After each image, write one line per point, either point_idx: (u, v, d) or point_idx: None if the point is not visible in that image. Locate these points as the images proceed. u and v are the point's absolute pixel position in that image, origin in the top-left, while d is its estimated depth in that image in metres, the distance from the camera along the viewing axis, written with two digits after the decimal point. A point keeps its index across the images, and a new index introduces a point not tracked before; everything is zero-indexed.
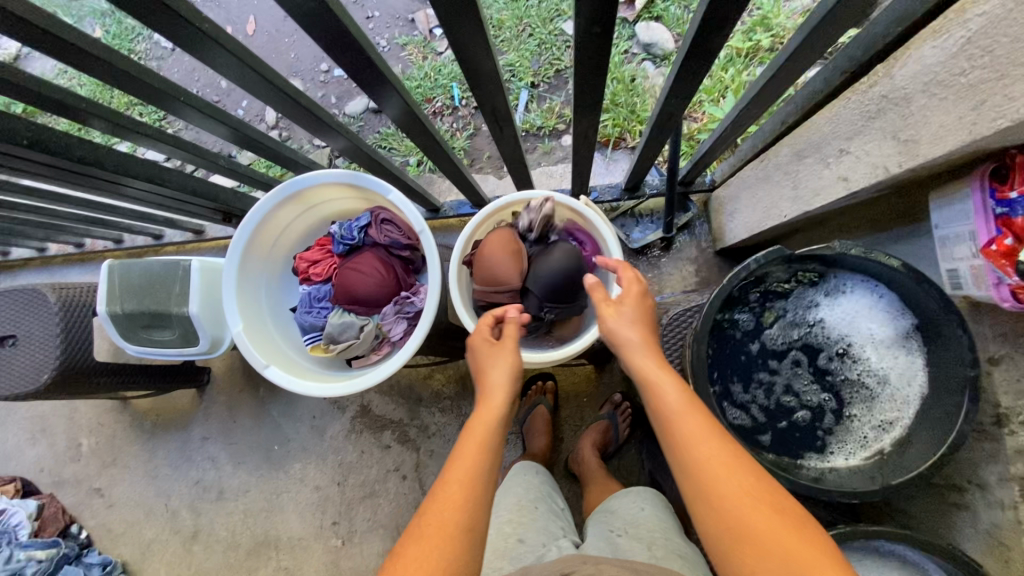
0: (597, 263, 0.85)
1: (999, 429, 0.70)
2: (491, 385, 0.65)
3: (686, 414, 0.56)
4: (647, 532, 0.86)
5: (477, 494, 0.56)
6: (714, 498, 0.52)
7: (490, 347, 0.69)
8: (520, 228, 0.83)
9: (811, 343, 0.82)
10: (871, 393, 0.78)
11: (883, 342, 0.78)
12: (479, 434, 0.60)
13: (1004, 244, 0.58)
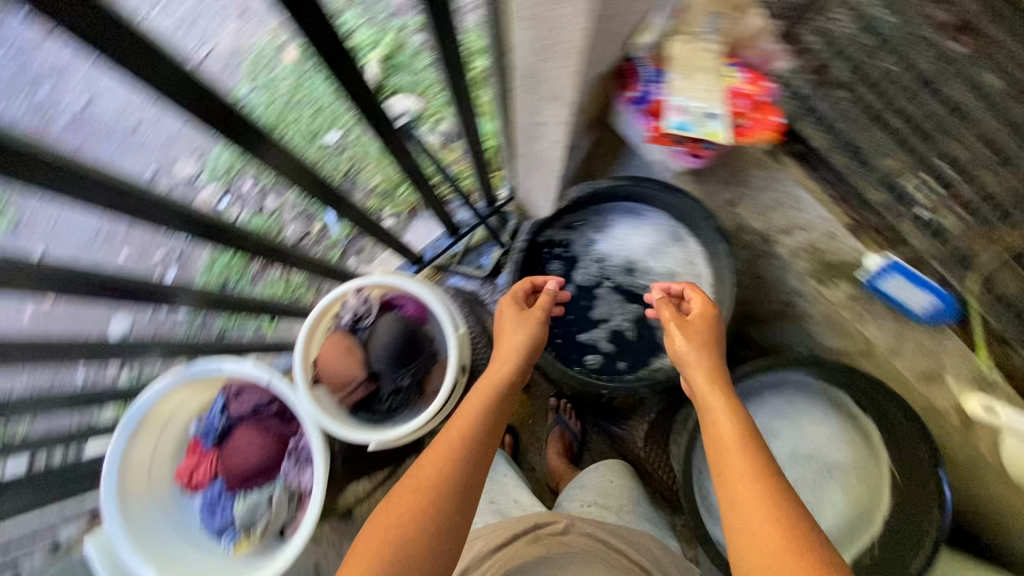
0: (428, 316, 0.90)
1: (768, 246, 0.85)
2: (505, 350, 0.73)
3: (732, 433, 0.59)
4: (615, 500, 0.90)
5: (482, 435, 0.63)
6: (735, 513, 0.54)
7: (518, 320, 0.76)
8: (347, 325, 0.86)
9: (608, 272, 0.92)
10: (671, 284, 0.89)
11: (657, 241, 0.90)
12: (491, 396, 0.68)
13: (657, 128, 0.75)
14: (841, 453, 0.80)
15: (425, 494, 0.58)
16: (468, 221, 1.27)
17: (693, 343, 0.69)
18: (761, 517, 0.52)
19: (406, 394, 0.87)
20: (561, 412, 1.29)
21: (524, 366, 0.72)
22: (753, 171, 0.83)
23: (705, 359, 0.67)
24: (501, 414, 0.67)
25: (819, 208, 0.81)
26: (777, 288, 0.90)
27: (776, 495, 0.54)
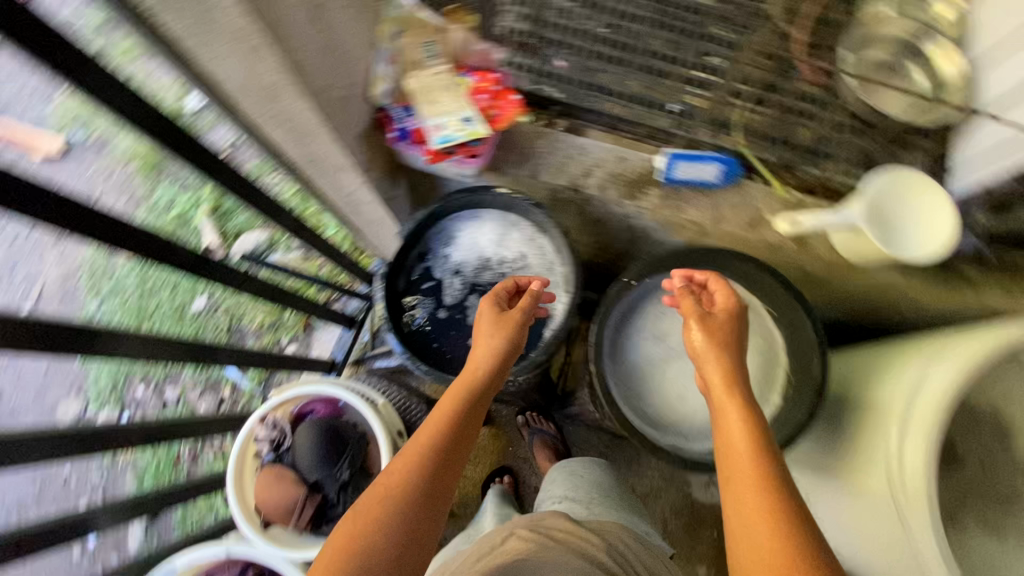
0: (341, 404, 0.92)
1: (580, 193, 0.93)
2: (480, 353, 0.72)
3: (752, 449, 0.58)
4: (585, 494, 0.93)
5: (456, 434, 0.63)
6: (739, 533, 0.54)
7: (497, 322, 0.74)
8: (270, 455, 0.88)
9: (471, 278, 0.94)
10: (527, 260, 0.93)
11: (501, 236, 0.95)
12: (465, 396, 0.67)
13: (427, 153, 0.81)
14: None
15: (397, 496, 0.56)
16: (360, 310, 1.35)
17: (709, 335, 0.68)
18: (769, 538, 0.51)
19: (357, 484, 0.88)
20: (532, 423, 1.37)
21: (495, 369, 0.71)
22: (537, 143, 0.93)
23: (723, 360, 0.66)
24: (475, 414, 0.66)
25: (599, 145, 0.93)
26: (616, 223, 1.00)
27: (790, 515, 0.53)
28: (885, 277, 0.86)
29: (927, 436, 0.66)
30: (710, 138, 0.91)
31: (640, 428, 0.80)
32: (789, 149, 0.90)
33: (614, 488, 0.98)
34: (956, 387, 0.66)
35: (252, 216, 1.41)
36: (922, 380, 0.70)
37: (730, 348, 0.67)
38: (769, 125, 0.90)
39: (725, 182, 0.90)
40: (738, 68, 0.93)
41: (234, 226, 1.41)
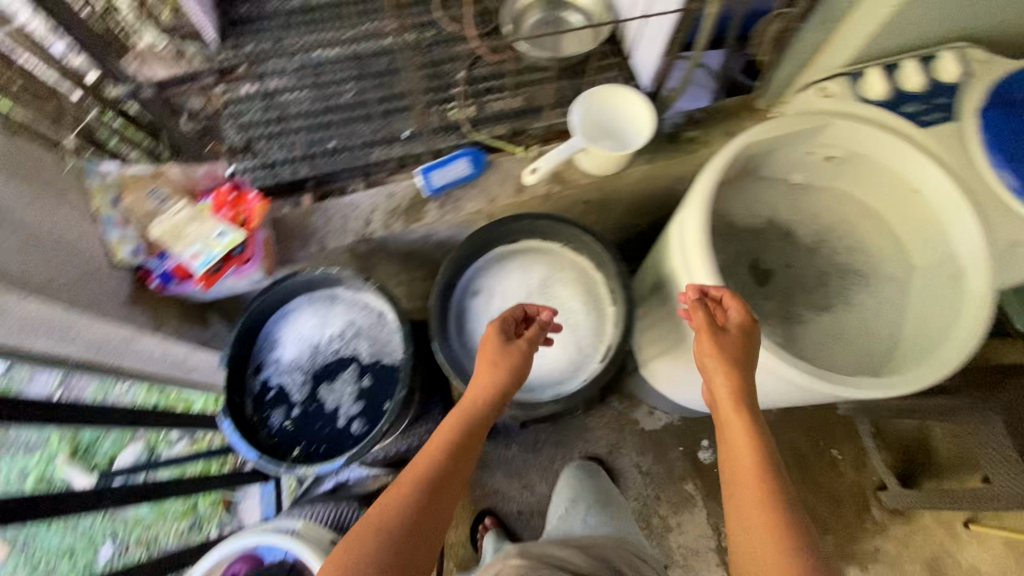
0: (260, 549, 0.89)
1: (373, 241, 0.99)
2: (479, 384, 0.73)
3: (745, 450, 0.63)
4: (592, 500, 1.20)
5: (449, 464, 0.66)
6: (739, 533, 0.60)
7: (501, 354, 0.74)
8: None
9: (311, 368, 0.93)
10: (353, 324, 0.94)
11: (323, 315, 0.95)
12: (463, 427, 0.69)
13: (198, 282, 0.84)
14: (544, 267, 0.93)
15: (380, 526, 0.60)
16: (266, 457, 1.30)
17: (709, 350, 0.70)
18: (760, 533, 0.58)
19: None
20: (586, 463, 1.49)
21: (496, 399, 0.72)
22: (312, 220, 0.98)
23: (730, 381, 0.68)
24: (472, 443, 0.69)
25: (365, 195, 1.00)
26: (423, 247, 1.07)
27: (775, 510, 0.59)
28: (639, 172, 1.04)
29: (698, 267, 0.79)
30: (448, 142, 1.02)
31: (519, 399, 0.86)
32: (512, 120, 1.05)
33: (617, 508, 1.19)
34: (702, 219, 0.80)
35: (119, 435, 1.26)
36: (686, 222, 0.82)
37: (729, 356, 0.69)
38: (487, 109, 1.04)
39: (479, 168, 1.00)
40: (438, 80, 1.07)
41: (100, 452, 1.25)
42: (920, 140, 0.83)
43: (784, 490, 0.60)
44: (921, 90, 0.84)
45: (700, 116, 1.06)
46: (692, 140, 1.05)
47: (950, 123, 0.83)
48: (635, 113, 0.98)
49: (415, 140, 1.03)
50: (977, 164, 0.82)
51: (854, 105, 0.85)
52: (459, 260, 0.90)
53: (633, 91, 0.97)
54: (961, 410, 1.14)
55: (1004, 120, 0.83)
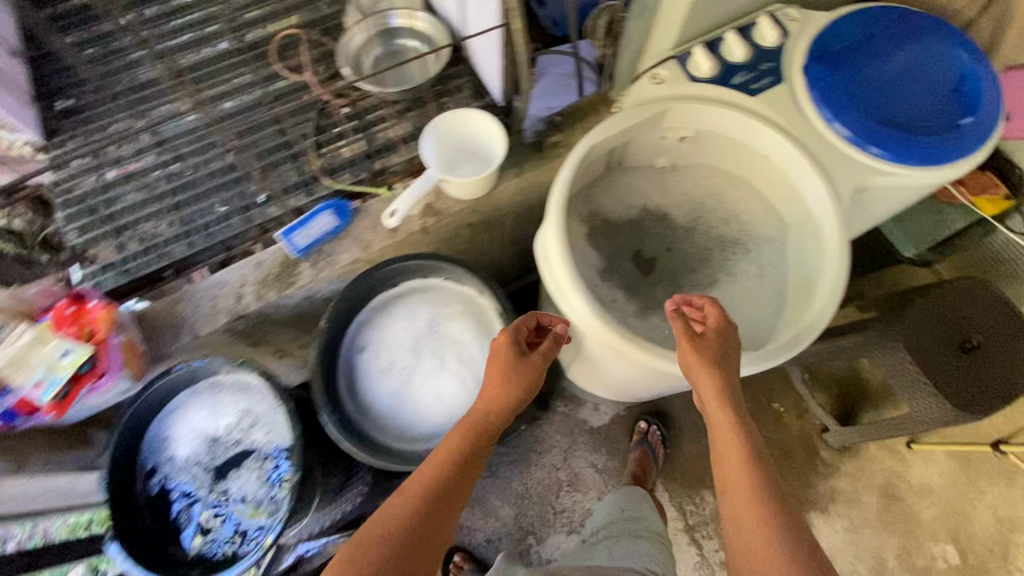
0: None
1: (249, 315, 0.95)
2: (488, 399, 0.72)
3: (734, 448, 0.65)
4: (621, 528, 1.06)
5: (458, 476, 0.65)
6: (733, 526, 0.61)
7: (514, 364, 0.74)
8: None
9: (210, 463, 0.86)
10: (247, 406, 0.88)
11: (212, 405, 0.88)
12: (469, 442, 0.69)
13: (43, 411, 0.79)
14: (428, 307, 0.90)
15: (391, 531, 0.59)
16: None
17: (684, 354, 0.72)
18: (753, 527, 0.60)
19: None
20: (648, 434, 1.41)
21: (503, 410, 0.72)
22: (178, 308, 0.93)
23: (712, 380, 0.70)
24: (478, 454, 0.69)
25: (231, 270, 0.95)
26: (309, 308, 1.03)
27: (768, 503, 0.61)
28: (510, 187, 1.03)
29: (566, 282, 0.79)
30: (307, 197, 0.98)
31: (423, 450, 0.83)
32: (370, 160, 1.01)
33: (647, 535, 1.05)
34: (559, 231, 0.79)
35: None
36: (544, 237, 0.82)
37: (714, 354, 0.71)
38: (344, 154, 1.01)
39: (344, 218, 0.96)
40: (286, 135, 1.02)
41: None
42: (755, 109, 0.84)
43: (773, 485, 0.62)
44: (746, 60, 0.85)
45: (559, 118, 1.06)
46: (556, 144, 1.05)
47: (780, 86, 0.85)
48: (479, 127, 0.98)
49: (273, 201, 0.98)
50: (812, 122, 0.84)
51: (688, 86, 0.85)
52: (336, 321, 0.86)
53: (469, 109, 0.96)
54: (874, 344, 1.18)
55: (828, 74, 0.85)
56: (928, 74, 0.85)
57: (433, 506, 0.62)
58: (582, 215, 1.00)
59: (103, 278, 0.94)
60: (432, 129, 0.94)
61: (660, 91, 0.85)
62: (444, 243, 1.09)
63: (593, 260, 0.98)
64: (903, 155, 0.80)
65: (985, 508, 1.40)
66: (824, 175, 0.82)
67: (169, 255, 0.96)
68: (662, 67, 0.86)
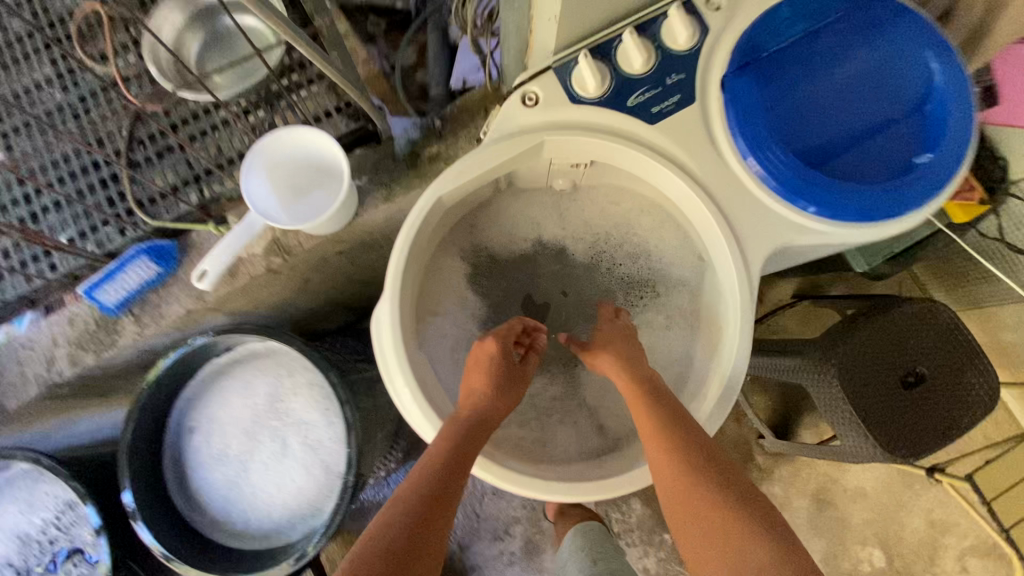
0: None
1: (70, 380, 0.81)
2: (472, 395, 0.68)
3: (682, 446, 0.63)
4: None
5: (442, 478, 0.60)
6: (689, 524, 0.59)
7: (504, 373, 0.70)
8: None
9: (29, 565, 0.77)
10: (57, 504, 0.76)
11: (25, 499, 0.77)
12: (457, 433, 0.64)
13: None
14: (270, 377, 0.77)
15: (382, 545, 0.53)
16: None
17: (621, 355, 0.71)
18: (716, 527, 0.57)
19: None
20: None
21: (492, 405, 0.68)
22: None
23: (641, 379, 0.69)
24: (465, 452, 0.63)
25: (39, 327, 0.80)
26: (154, 357, 0.89)
27: (733, 504, 0.58)
28: (376, 215, 0.84)
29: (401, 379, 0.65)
30: (122, 236, 0.80)
31: (266, 547, 0.74)
32: (201, 185, 0.82)
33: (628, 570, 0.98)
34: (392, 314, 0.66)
35: None
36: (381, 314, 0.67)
37: (635, 358, 0.71)
38: (167, 178, 0.82)
39: (168, 263, 0.79)
40: (93, 153, 0.82)
41: None
42: (651, 142, 0.66)
43: (725, 467, 0.62)
44: (647, 72, 0.64)
45: (438, 122, 0.84)
46: (434, 158, 0.84)
47: (688, 109, 0.65)
48: (322, 144, 0.77)
49: (80, 242, 0.80)
50: (722, 158, 0.66)
51: (568, 108, 0.65)
52: (151, 407, 0.72)
53: (305, 125, 0.75)
54: (803, 371, 1.06)
55: (750, 92, 0.65)
56: (884, 87, 0.65)
57: (427, 502, 0.58)
58: (461, 252, 0.83)
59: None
60: (257, 156, 0.75)
61: (532, 117, 0.66)
62: (311, 274, 0.92)
63: (474, 307, 0.82)
64: (830, 207, 0.63)
65: (920, 513, 1.36)
66: (730, 231, 0.66)
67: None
68: (537, 82, 0.65)
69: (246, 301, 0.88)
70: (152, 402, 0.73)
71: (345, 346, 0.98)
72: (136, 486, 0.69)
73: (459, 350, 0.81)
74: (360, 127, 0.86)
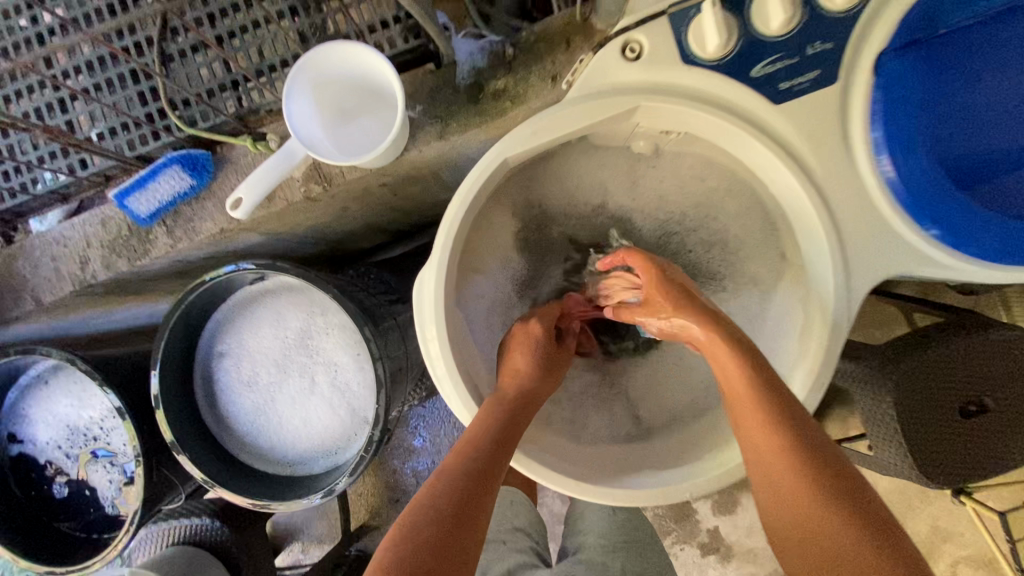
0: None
1: (104, 285, 0.80)
2: (516, 376, 0.64)
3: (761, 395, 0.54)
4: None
5: (488, 451, 0.57)
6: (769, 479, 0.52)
7: (550, 356, 0.67)
8: None
9: (71, 451, 0.82)
10: (103, 409, 0.80)
11: (78, 395, 0.81)
12: (507, 411, 0.61)
13: None
14: (301, 313, 0.73)
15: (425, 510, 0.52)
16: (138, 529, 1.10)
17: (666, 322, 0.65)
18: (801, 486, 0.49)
19: None
20: None
21: (538, 386, 0.64)
22: (15, 267, 0.78)
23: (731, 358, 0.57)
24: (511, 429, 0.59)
25: (73, 225, 0.77)
26: (186, 269, 0.86)
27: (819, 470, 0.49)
28: (428, 152, 0.74)
29: (437, 345, 0.61)
30: (154, 140, 0.75)
31: (287, 475, 0.75)
32: (240, 91, 0.75)
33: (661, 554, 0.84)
34: (439, 266, 0.61)
35: None
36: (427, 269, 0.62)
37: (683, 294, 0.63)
38: (204, 80, 0.75)
39: (202, 175, 0.73)
40: (125, 41, 0.74)
41: None
42: (771, 125, 0.54)
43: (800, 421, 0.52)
44: (785, 35, 0.52)
45: (509, 50, 0.71)
46: (499, 94, 0.72)
47: (827, 89, 0.53)
48: (372, 66, 0.66)
49: (111, 139, 0.75)
50: (854, 160, 0.54)
51: (677, 70, 0.53)
52: (184, 324, 0.71)
53: (352, 43, 0.64)
54: (860, 379, 0.97)
55: (909, 82, 0.52)
56: None
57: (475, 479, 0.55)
58: (516, 209, 0.74)
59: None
60: (299, 77, 0.65)
61: (630, 75, 0.54)
62: (351, 202, 0.85)
63: (519, 271, 0.77)
64: (971, 238, 0.52)
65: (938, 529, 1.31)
66: (842, 244, 0.55)
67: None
68: (644, 29, 0.53)
69: (282, 223, 0.82)
70: (186, 320, 0.71)
71: (379, 280, 0.93)
72: (166, 395, 0.69)
73: (499, 317, 0.75)
74: (420, 45, 0.74)
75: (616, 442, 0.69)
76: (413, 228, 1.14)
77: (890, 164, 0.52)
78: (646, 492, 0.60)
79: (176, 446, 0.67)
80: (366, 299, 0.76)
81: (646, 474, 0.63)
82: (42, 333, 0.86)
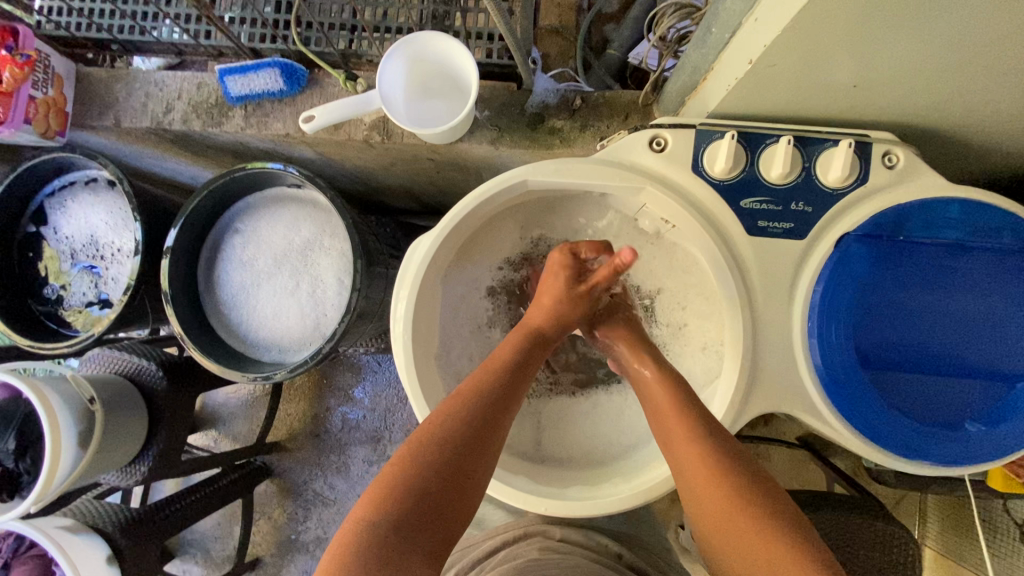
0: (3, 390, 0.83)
1: (174, 134, 0.91)
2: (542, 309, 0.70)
3: (702, 450, 0.55)
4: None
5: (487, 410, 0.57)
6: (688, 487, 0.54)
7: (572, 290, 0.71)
8: None
9: (74, 253, 0.92)
10: (120, 243, 0.90)
11: (107, 216, 0.91)
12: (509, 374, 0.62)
13: None
14: (314, 228, 0.84)
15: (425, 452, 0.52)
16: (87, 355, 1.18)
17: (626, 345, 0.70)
18: (720, 505, 0.51)
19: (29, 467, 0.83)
20: None
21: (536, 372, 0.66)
22: (113, 86, 0.90)
23: (659, 393, 0.63)
24: (508, 394, 0.60)
25: (175, 76, 0.89)
26: (240, 152, 0.98)
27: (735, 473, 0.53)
28: (477, 149, 0.85)
29: (404, 306, 0.72)
30: (270, 42, 0.89)
31: (240, 351, 0.85)
32: (354, 36, 0.88)
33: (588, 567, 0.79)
34: (436, 238, 0.72)
35: None
36: (427, 236, 0.72)
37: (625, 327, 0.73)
38: (332, 15, 0.88)
39: (293, 85, 0.85)
40: None
41: None
42: (740, 249, 0.64)
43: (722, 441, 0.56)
44: (779, 185, 0.63)
45: (577, 101, 0.83)
46: (554, 131, 0.83)
47: (794, 241, 0.63)
48: (462, 63, 0.78)
49: (240, 27, 0.88)
50: (792, 304, 0.63)
51: (684, 173, 0.65)
52: (222, 192, 0.82)
53: (457, 42, 0.75)
54: None
55: (857, 264, 0.62)
56: (987, 341, 0.61)
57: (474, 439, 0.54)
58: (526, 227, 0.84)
59: (52, 18, 0.90)
60: (402, 47, 0.76)
61: (652, 161, 0.65)
62: (398, 161, 0.96)
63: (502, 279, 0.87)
64: (855, 409, 0.61)
65: None
66: (757, 366, 0.63)
67: (118, 30, 0.91)
68: (673, 131, 0.65)
69: (335, 151, 0.93)
70: (228, 187, 0.82)
71: (391, 234, 1.03)
72: (177, 249, 0.80)
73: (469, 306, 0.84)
74: (509, 65, 0.87)
75: (517, 452, 0.77)
76: (444, 207, 1.24)
77: (815, 320, 0.62)
78: (516, 494, 0.69)
79: (168, 294, 0.77)
80: (372, 240, 0.86)
81: (522, 479, 0.71)
82: (103, 148, 0.98)
